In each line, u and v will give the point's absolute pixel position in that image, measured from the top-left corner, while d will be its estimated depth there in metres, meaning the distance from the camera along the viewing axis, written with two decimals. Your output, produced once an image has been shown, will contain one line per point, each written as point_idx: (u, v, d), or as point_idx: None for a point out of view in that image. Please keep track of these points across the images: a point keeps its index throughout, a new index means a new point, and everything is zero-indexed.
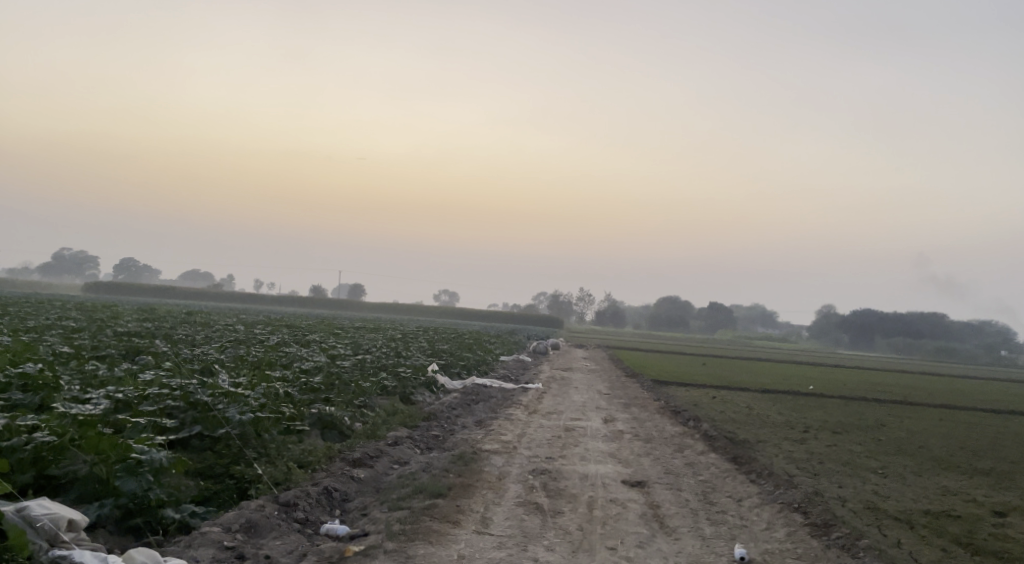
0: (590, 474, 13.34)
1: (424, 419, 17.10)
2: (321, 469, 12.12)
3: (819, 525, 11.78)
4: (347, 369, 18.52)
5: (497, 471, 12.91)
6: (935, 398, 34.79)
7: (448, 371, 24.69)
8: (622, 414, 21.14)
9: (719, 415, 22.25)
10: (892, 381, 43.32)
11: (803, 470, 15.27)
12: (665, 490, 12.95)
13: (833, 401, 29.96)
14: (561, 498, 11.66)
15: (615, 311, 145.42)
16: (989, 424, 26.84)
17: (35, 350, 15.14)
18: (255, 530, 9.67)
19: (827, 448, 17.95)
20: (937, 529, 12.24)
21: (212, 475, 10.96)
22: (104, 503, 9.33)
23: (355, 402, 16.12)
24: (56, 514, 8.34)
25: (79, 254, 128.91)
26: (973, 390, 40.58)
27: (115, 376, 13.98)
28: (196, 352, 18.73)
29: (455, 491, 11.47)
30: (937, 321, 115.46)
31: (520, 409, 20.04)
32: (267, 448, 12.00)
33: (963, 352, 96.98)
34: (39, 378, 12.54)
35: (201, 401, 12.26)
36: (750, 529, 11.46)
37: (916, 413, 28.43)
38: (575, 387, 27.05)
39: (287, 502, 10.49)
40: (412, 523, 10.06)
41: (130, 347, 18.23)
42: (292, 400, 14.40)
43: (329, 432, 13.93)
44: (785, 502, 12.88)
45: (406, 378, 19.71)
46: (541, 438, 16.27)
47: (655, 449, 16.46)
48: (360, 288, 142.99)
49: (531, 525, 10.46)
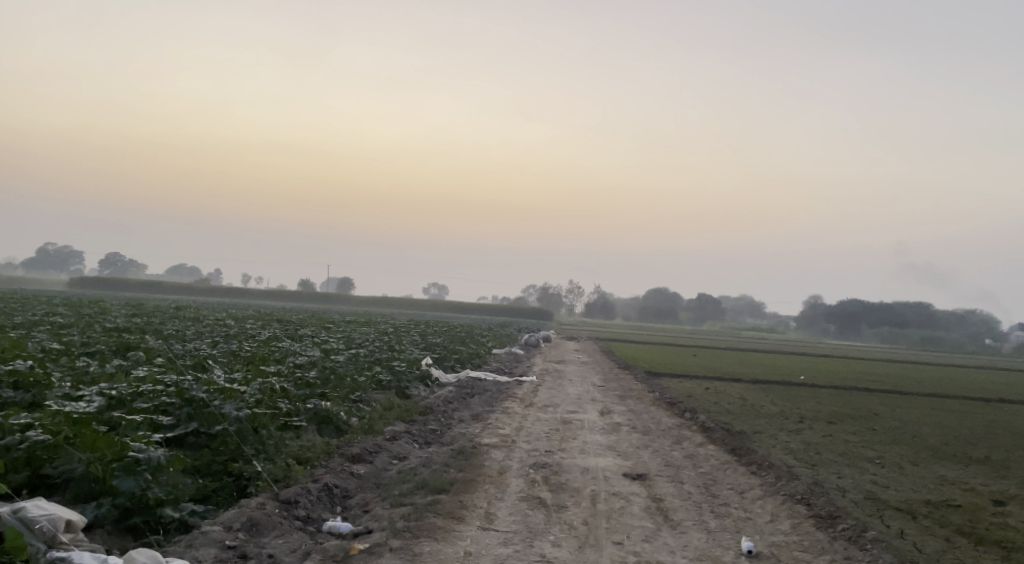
0: (591, 467, 13.24)
1: (421, 413, 16.95)
2: (320, 465, 11.98)
3: (824, 517, 11.70)
4: (341, 364, 18.34)
5: (498, 466, 12.79)
6: (925, 387, 34.86)
7: (441, 365, 24.52)
8: (618, 406, 21.04)
9: (715, 407, 22.18)
10: (882, 370, 43.41)
11: (802, 461, 15.21)
12: (666, 483, 12.84)
13: (825, 391, 29.96)
14: (564, 492, 11.54)
15: (603, 305, 145.34)
16: (980, 412, 26.84)
17: (25, 347, 14.94)
18: (257, 528, 9.51)
19: (823, 439, 17.92)
20: (940, 519, 12.18)
21: (210, 473, 10.78)
22: (101, 503, 9.15)
23: (351, 397, 15.93)
24: (54, 514, 8.18)
25: (63, 251, 127.66)
26: (961, 379, 40.76)
27: (107, 372, 13.81)
28: (187, 347, 18.52)
29: (457, 486, 11.35)
30: (923, 311, 115.80)
31: (516, 402, 19.92)
32: (264, 445, 11.85)
33: (949, 341, 97.51)
34: (29, 375, 12.36)
35: (197, 397, 12.06)
36: (755, 522, 11.37)
37: (908, 402, 28.44)
38: (569, 379, 26.96)
39: (287, 499, 10.34)
40: (417, 520, 9.92)
41: (120, 343, 17.99)
42: (288, 395, 14.20)
43: (325, 428, 13.76)
44: (788, 494, 12.81)
45: (400, 371, 19.52)
46: (539, 431, 16.16)
47: (653, 441, 16.36)
48: (348, 282, 142.57)
49: (536, 520, 10.34)
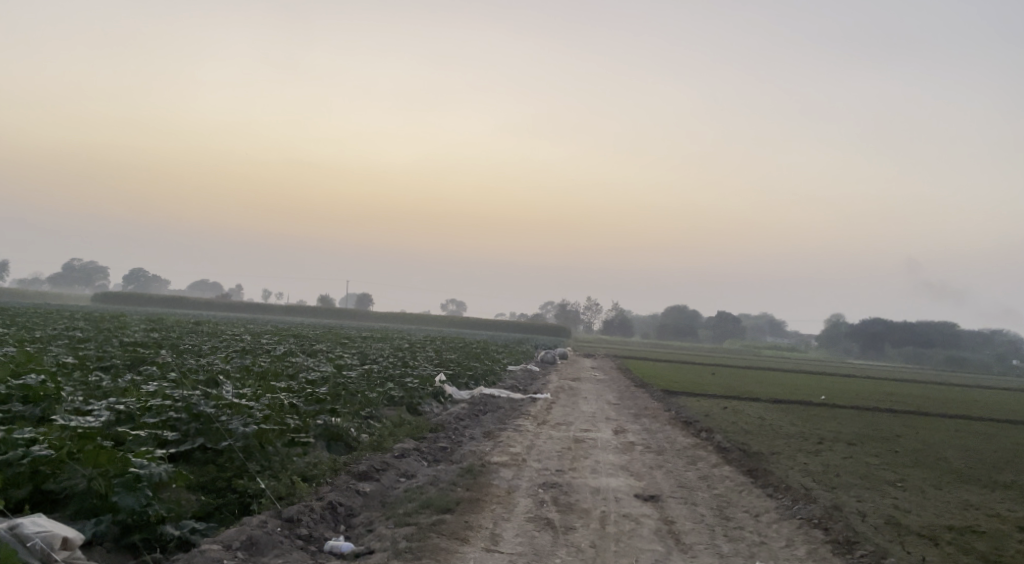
0: (602, 487, 13.01)
1: (432, 430, 16.79)
2: (325, 482, 11.84)
3: (842, 543, 11.40)
4: (354, 380, 18.17)
5: (506, 485, 12.59)
6: (949, 408, 34.31)
7: (455, 383, 24.35)
8: (633, 425, 20.74)
9: (732, 427, 21.83)
10: (907, 391, 42.81)
11: (820, 483, 14.88)
12: (679, 505, 12.60)
13: (845, 412, 29.54)
14: (572, 513, 11.33)
15: (622, 322, 144.83)
16: (1006, 435, 26.32)
17: (39, 361, 14.90)
18: (256, 547, 9.33)
19: (843, 461, 17.55)
20: (962, 546, 11.85)
21: (214, 489, 10.65)
22: (101, 520, 9.03)
23: (362, 414, 15.81)
24: (50, 532, 8.09)
25: (85, 265, 129.21)
26: (987, 401, 40.18)
27: (120, 387, 13.71)
28: (201, 361, 18.46)
29: (463, 506, 11.17)
30: (947, 331, 114.49)
31: (529, 420, 19.67)
32: (270, 461, 11.71)
33: (974, 362, 96.56)
34: (40, 389, 12.30)
35: (204, 412, 11.85)
36: (769, 547, 11.10)
37: (930, 423, 27.96)
38: (584, 396, 26.73)
39: (289, 518, 10.16)
40: (420, 541, 9.74)
41: (134, 357, 17.91)
42: (297, 411, 14.06)
43: (334, 444, 13.65)
44: (805, 518, 12.52)
45: (413, 388, 19.38)
46: (551, 449, 15.94)
47: (667, 461, 16.09)
48: (367, 299, 142.95)
49: (542, 542, 10.13)
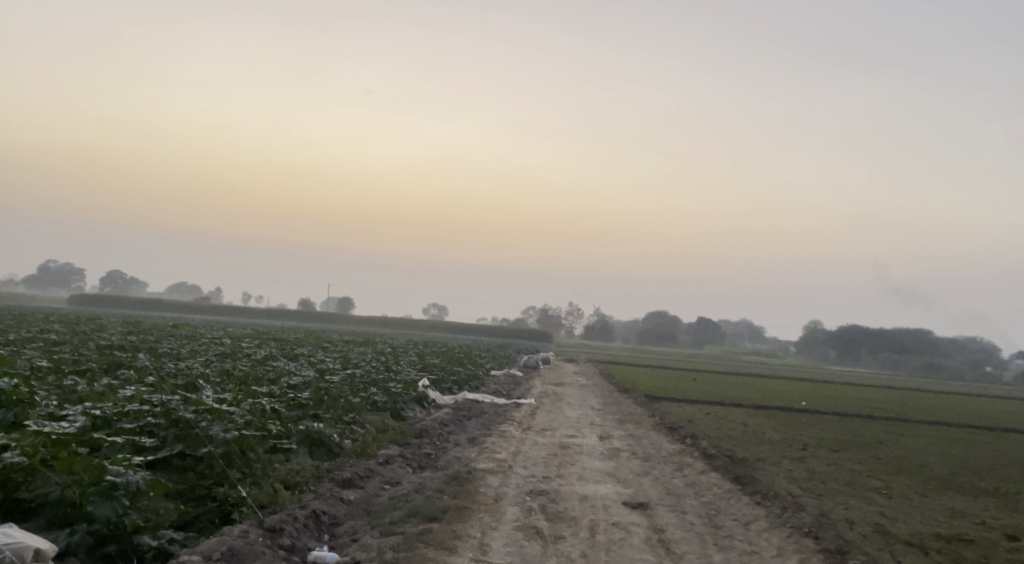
0: (590, 495, 12.80)
1: (415, 436, 16.53)
2: (308, 490, 11.59)
3: (832, 551, 11.24)
4: (336, 384, 17.86)
5: (493, 493, 12.35)
6: (928, 414, 34.37)
7: (438, 387, 24.07)
8: (618, 431, 20.54)
9: (717, 432, 21.67)
10: (886, 397, 42.93)
11: (807, 490, 14.74)
12: (668, 513, 12.41)
13: (827, 417, 29.49)
14: (561, 522, 11.12)
15: (602, 327, 144.64)
16: (986, 442, 26.31)
17: (12, 364, 14.50)
18: (238, 558, 9.03)
19: (828, 468, 17.42)
20: (951, 554, 11.73)
21: (193, 497, 10.36)
22: (75, 530, 8.73)
23: (344, 418, 15.52)
24: (21, 543, 7.79)
25: (62, 267, 127.83)
26: (965, 407, 40.34)
27: (95, 391, 13.35)
28: (179, 365, 18.08)
29: (451, 515, 10.93)
30: (924, 337, 115.11)
31: (514, 425, 19.45)
32: (252, 468, 11.42)
33: (950, 369, 97.25)
34: (13, 393, 11.90)
35: (183, 417, 11.54)
36: (760, 556, 10.93)
37: (912, 430, 27.92)
38: (568, 402, 26.53)
39: (271, 527, 9.90)
40: (407, 551, 9.50)
41: (111, 361, 17.49)
42: (279, 416, 13.76)
43: (317, 451, 13.37)
44: (795, 526, 12.36)
45: (396, 393, 19.12)
46: (537, 456, 15.73)
47: (654, 467, 15.92)
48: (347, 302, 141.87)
49: (531, 552, 9.90)
